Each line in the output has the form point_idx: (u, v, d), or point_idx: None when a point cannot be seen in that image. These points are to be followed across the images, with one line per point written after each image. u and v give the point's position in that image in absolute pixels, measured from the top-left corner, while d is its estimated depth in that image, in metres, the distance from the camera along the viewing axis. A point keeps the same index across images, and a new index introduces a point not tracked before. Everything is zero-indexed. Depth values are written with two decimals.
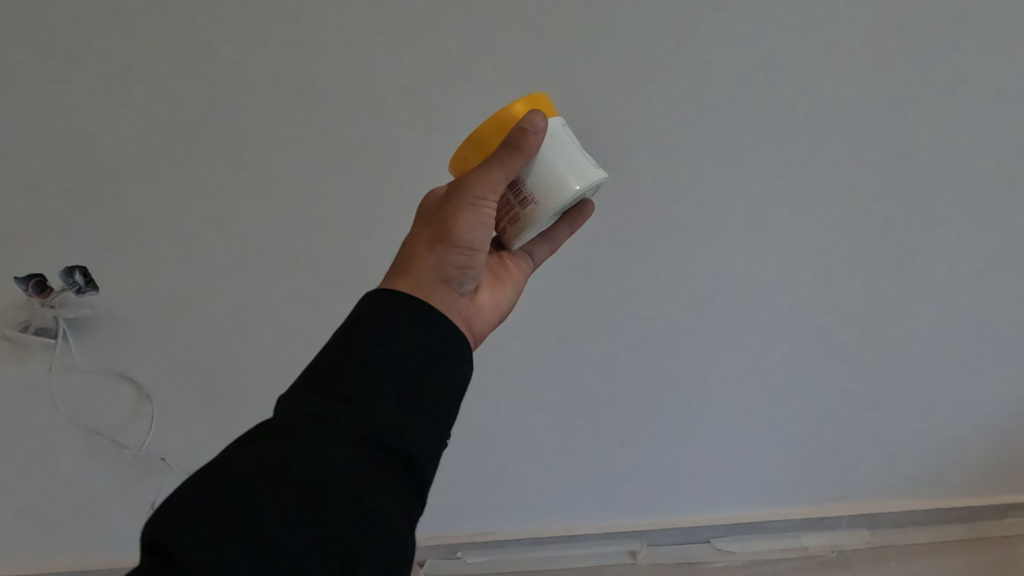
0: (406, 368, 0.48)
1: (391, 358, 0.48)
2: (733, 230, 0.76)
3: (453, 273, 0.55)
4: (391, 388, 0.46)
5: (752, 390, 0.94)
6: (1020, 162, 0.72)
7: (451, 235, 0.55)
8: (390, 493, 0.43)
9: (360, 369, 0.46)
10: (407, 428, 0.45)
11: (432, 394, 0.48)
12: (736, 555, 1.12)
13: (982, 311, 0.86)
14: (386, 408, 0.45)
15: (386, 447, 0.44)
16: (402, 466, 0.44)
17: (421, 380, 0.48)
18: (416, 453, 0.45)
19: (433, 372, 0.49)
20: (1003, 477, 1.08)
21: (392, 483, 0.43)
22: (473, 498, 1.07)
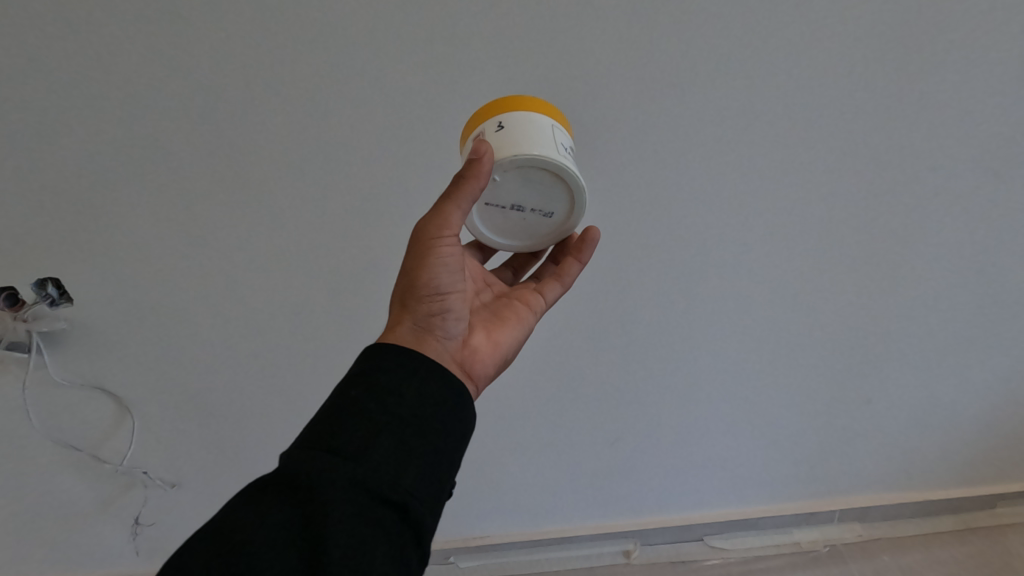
0: (403, 413, 0.41)
1: (390, 405, 0.41)
2: (701, 229, 0.74)
3: (432, 322, 0.50)
4: (385, 435, 0.39)
5: (739, 384, 0.92)
6: (998, 166, 0.72)
7: (418, 285, 0.49)
8: (387, 548, 0.36)
9: (346, 417, 0.39)
10: (403, 473, 0.38)
11: (428, 435, 0.41)
12: (729, 552, 1.08)
13: (964, 304, 0.85)
14: (388, 458, 0.38)
15: (381, 496, 0.37)
16: (401, 519, 0.37)
17: (416, 420, 0.41)
18: (415, 502, 0.38)
19: (426, 411, 0.42)
20: (993, 465, 1.06)
21: (392, 537, 0.36)
22: (463, 504, 1.03)
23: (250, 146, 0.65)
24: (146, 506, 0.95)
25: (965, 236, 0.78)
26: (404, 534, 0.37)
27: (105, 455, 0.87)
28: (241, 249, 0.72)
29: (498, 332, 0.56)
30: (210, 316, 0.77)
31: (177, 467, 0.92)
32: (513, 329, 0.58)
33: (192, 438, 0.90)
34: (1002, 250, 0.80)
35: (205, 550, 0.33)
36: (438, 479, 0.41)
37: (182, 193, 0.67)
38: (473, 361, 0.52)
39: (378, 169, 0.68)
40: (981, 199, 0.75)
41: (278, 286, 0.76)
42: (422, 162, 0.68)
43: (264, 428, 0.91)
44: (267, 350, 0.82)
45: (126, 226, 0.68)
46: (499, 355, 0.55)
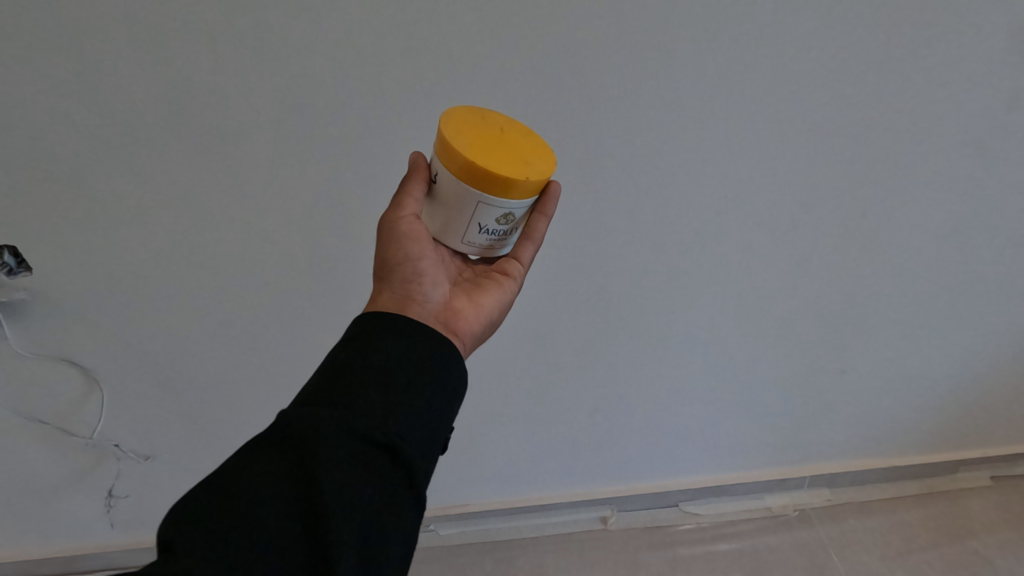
0: (391, 366, 0.41)
1: (376, 361, 0.41)
2: (683, 200, 0.73)
3: (407, 290, 0.51)
4: (372, 387, 0.39)
5: (717, 356, 0.93)
6: (974, 141, 0.72)
7: (389, 257, 0.51)
8: (375, 488, 0.35)
9: (335, 375, 0.40)
10: (391, 419, 0.38)
11: (417, 385, 0.41)
12: (704, 518, 1.10)
13: (936, 276, 0.86)
14: (376, 405, 0.38)
15: (370, 440, 0.36)
16: (391, 463, 0.37)
17: (401, 371, 0.41)
18: (404, 444, 0.37)
19: (414, 364, 0.42)
20: (956, 433, 1.09)
21: (381, 480, 0.36)
22: (443, 475, 1.03)
23: (225, 117, 0.62)
24: (120, 474, 0.94)
25: (939, 210, 0.79)
26: (394, 478, 0.37)
27: (74, 428, 0.85)
28: (217, 221, 0.70)
29: (482, 295, 0.56)
30: (182, 290, 0.75)
31: (150, 438, 0.92)
32: (494, 292, 0.56)
33: (166, 408, 0.89)
34: (976, 225, 0.81)
35: (205, 491, 0.33)
36: (429, 426, 0.40)
37: (150, 164, 0.64)
38: (455, 321, 0.52)
39: (350, 134, 0.65)
40: (957, 175, 0.76)
41: (254, 260, 0.74)
42: (398, 129, 0.65)
43: (240, 398, 0.90)
44: (241, 318, 0.80)
45: (89, 197, 0.65)
46: (483, 317, 0.54)
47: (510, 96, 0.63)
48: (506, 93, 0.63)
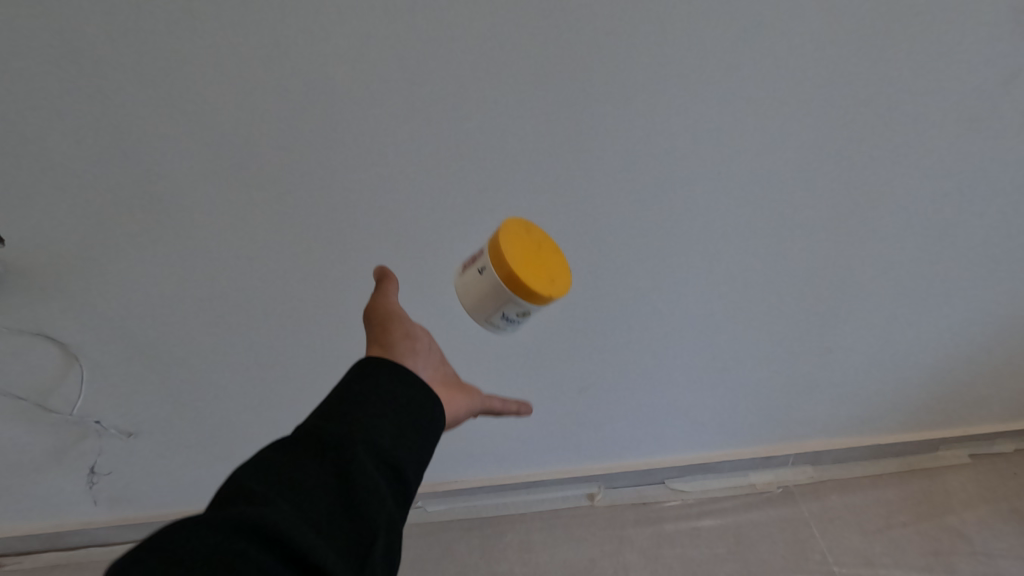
0: (360, 423, 0.44)
1: (344, 423, 0.44)
2: (670, 172, 0.73)
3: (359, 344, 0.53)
4: (342, 440, 0.42)
5: (705, 334, 0.93)
6: (963, 115, 0.72)
7: None
8: (340, 537, 0.38)
9: (305, 437, 0.43)
10: (359, 468, 0.41)
11: (385, 443, 0.44)
12: (689, 494, 1.11)
13: (924, 254, 0.86)
14: (344, 455, 0.41)
15: (338, 491, 0.40)
16: (357, 511, 0.39)
17: (367, 425, 0.44)
18: (371, 491, 0.40)
19: (383, 417, 0.45)
20: (939, 413, 1.09)
21: (345, 528, 0.39)
22: (430, 451, 1.03)
23: (208, 85, 0.60)
24: (102, 451, 0.93)
25: (929, 186, 0.78)
26: (360, 526, 0.39)
27: (53, 404, 0.84)
28: (200, 195, 0.68)
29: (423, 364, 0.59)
30: (163, 266, 0.73)
31: (133, 415, 0.90)
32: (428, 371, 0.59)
33: (148, 385, 0.87)
34: (965, 203, 0.81)
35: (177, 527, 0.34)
36: (393, 478, 0.43)
37: (131, 133, 0.62)
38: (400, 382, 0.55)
39: (332, 101, 0.63)
40: (947, 150, 0.75)
41: (238, 235, 0.72)
42: (380, 95, 0.63)
43: (224, 375, 0.89)
44: (222, 293, 0.78)
45: (69, 166, 0.63)
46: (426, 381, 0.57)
47: (494, 61, 0.62)
48: (490, 57, 0.62)
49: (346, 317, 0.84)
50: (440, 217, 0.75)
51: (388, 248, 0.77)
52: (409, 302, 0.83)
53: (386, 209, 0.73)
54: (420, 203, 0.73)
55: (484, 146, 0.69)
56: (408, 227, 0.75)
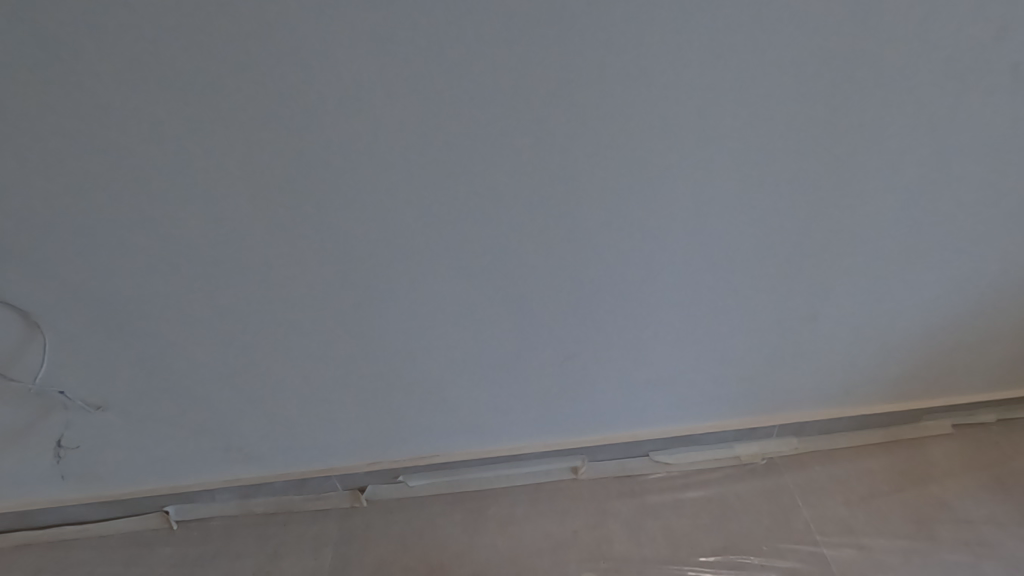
0: None
1: None
2: (649, 127, 0.70)
3: None
4: None
5: (691, 303, 0.90)
6: (948, 65, 0.69)
7: None
8: None
9: None
10: None
11: None
12: (674, 467, 1.10)
13: (913, 217, 0.84)
14: None
15: None
16: None
17: None
18: None
19: None
20: (924, 381, 1.09)
21: None
22: (409, 424, 1.01)
23: (164, 28, 0.60)
24: (71, 424, 0.92)
25: (917, 144, 0.76)
26: None
27: (16, 373, 0.84)
28: (162, 144, 0.67)
29: None
30: (127, 221, 0.73)
31: (102, 387, 0.89)
32: None
33: (114, 355, 0.85)
34: (953, 161, 0.78)
35: None
36: None
37: (91, 78, 0.62)
38: None
39: (289, 44, 0.62)
40: (934, 104, 0.72)
41: (202, 189, 0.71)
42: (339, 39, 0.62)
43: (192, 347, 0.86)
44: (187, 255, 0.77)
45: (31, 112, 0.64)
46: None
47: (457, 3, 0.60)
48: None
49: (319, 284, 0.81)
50: (413, 177, 0.72)
51: (360, 210, 0.74)
52: (384, 267, 0.80)
53: (356, 168, 0.71)
54: (391, 161, 0.71)
55: (455, 97, 0.66)
56: (379, 187, 0.73)
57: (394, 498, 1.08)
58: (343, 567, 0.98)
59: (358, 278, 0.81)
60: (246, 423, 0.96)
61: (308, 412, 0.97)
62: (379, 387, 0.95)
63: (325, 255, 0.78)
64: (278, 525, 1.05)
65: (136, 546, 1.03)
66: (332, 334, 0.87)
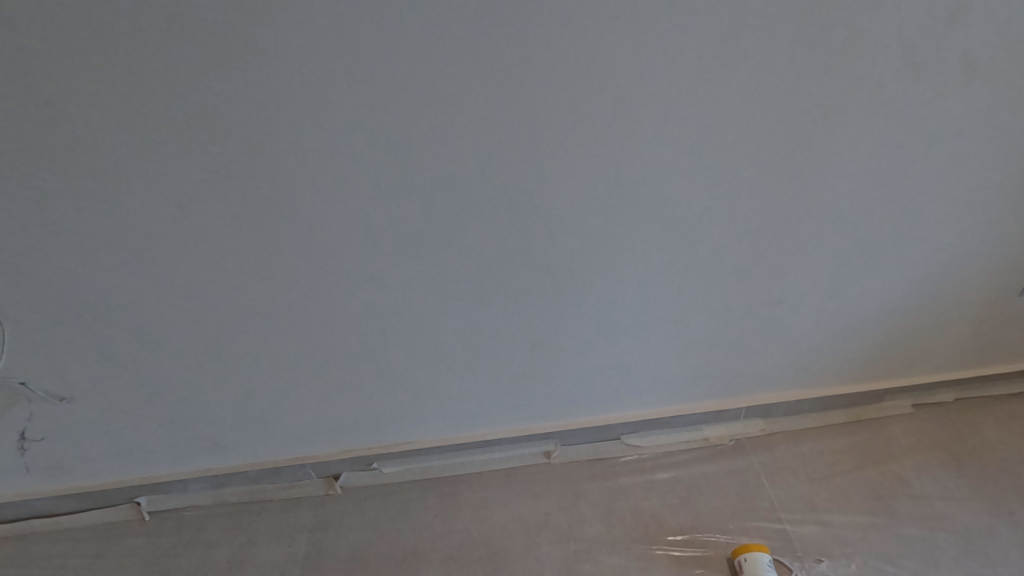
0: None
1: None
2: (613, 113, 0.71)
3: None
4: None
5: (658, 289, 0.91)
6: (904, 51, 0.71)
7: None
8: None
9: None
10: None
11: None
12: (644, 450, 1.13)
13: (874, 202, 0.86)
14: None
15: None
16: None
17: None
18: None
19: None
20: (885, 362, 1.12)
21: None
22: (381, 411, 1.01)
23: (112, 11, 0.58)
24: (35, 416, 0.91)
25: (874, 129, 0.77)
26: None
27: None
28: (116, 131, 0.66)
29: None
30: (85, 210, 0.71)
31: (66, 378, 0.87)
32: None
33: (77, 345, 0.84)
34: (910, 146, 0.80)
35: None
36: None
37: (38, 62, 0.60)
38: None
39: (246, 30, 0.61)
40: (890, 90, 0.74)
41: (161, 176, 0.70)
42: (298, 24, 0.61)
43: (158, 337, 0.85)
44: (149, 243, 0.76)
45: None
46: None
47: None
48: None
49: (286, 273, 0.81)
50: (378, 164, 0.72)
51: (325, 197, 0.74)
52: (351, 255, 0.80)
53: (319, 155, 0.70)
54: (355, 148, 0.70)
55: (418, 84, 0.66)
56: (344, 175, 0.72)
57: (368, 485, 1.09)
58: (316, 553, 0.98)
59: (325, 266, 0.81)
60: (216, 413, 0.96)
61: (279, 401, 0.96)
62: (350, 374, 0.95)
63: (291, 243, 0.78)
64: (252, 514, 1.05)
65: (106, 538, 1.03)
66: (301, 323, 0.87)
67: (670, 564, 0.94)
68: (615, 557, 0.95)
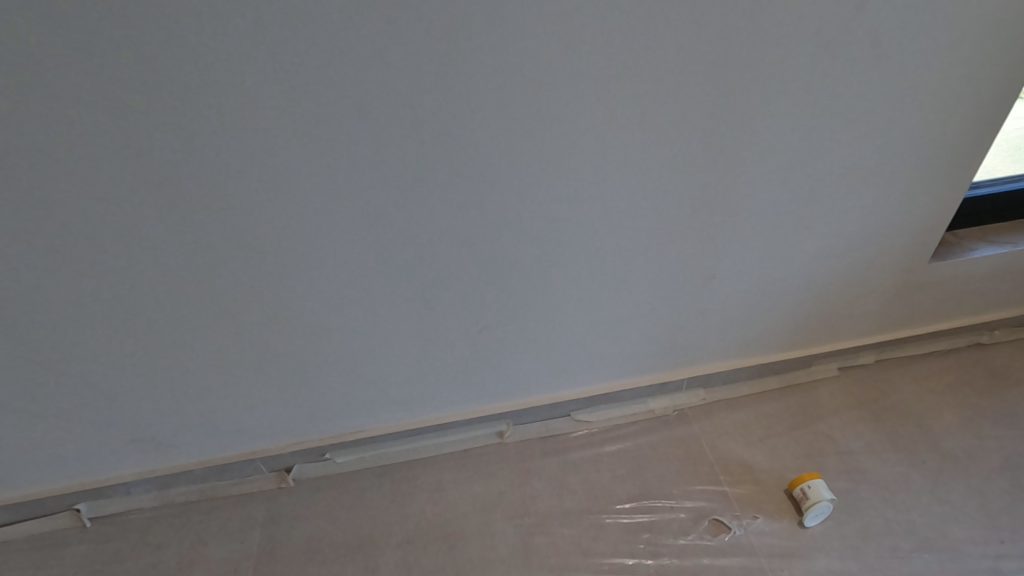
0: None
1: None
2: (548, 98, 0.72)
3: None
4: None
5: (599, 269, 0.94)
6: (818, 35, 0.75)
7: None
8: None
9: None
10: None
11: None
12: (593, 425, 1.16)
13: (798, 179, 0.91)
14: None
15: None
16: None
17: None
18: None
19: None
20: (812, 330, 1.19)
21: None
22: (331, 401, 1.01)
23: None
24: None
25: (795, 110, 0.82)
26: None
27: None
28: (28, 124, 0.62)
29: None
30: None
31: None
32: None
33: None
34: (827, 126, 0.85)
35: None
36: None
37: None
38: None
39: (169, 17, 0.59)
40: (807, 72, 0.78)
41: (80, 170, 0.67)
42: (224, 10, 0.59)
43: (89, 338, 0.82)
44: (72, 241, 0.72)
45: None
46: None
47: None
48: None
49: (223, 266, 0.79)
50: (314, 152, 0.71)
51: (259, 187, 0.72)
52: (292, 246, 0.79)
53: (252, 144, 0.69)
54: (289, 137, 0.69)
55: (352, 71, 0.65)
56: (280, 164, 0.71)
57: (321, 476, 1.08)
58: (270, 548, 0.98)
59: (264, 257, 0.79)
60: (155, 412, 0.93)
61: (223, 396, 0.94)
62: (297, 366, 0.94)
63: (226, 236, 0.76)
64: (200, 513, 1.03)
65: (45, 549, 0.98)
66: (242, 317, 0.85)
67: (619, 532, 0.98)
68: (567, 528, 0.99)
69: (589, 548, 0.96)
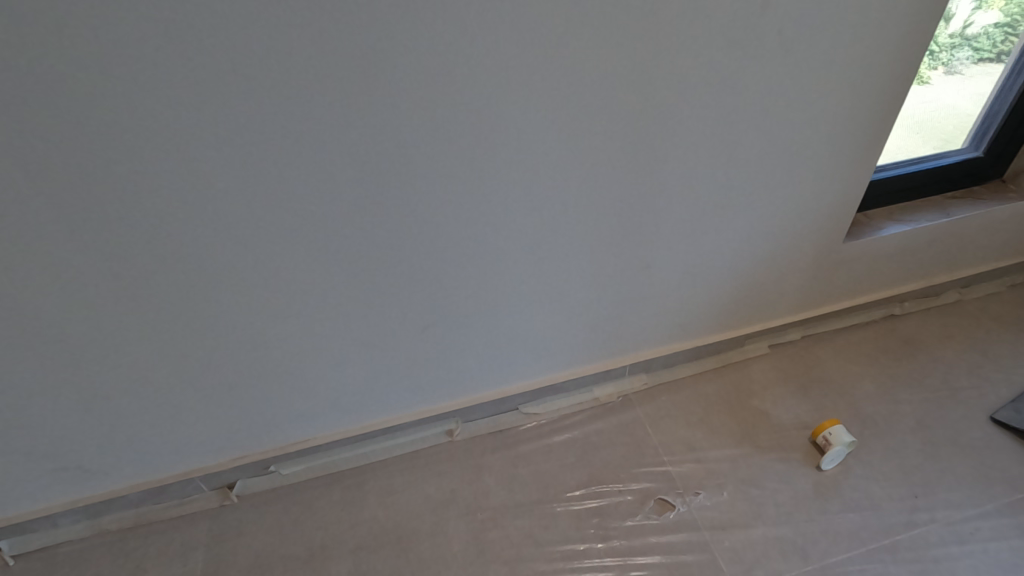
0: None
1: None
2: (473, 93, 0.73)
3: None
4: None
5: (538, 263, 0.95)
6: (727, 28, 0.79)
7: None
8: None
9: None
10: None
11: None
12: (541, 416, 1.18)
13: (720, 168, 0.95)
14: None
15: None
16: None
17: None
18: None
19: None
20: (743, 310, 1.25)
21: None
22: (272, 411, 0.98)
23: None
24: None
25: (712, 100, 0.85)
26: None
27: None
28: None
29: None
30: None
31: None
32: None
33: None
34: (744, 116, 0.89)
35: None
36: None
37: None
38: None
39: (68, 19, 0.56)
40: (721, 63, 0.82)
41: None
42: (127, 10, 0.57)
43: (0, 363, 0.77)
44: None
45: None
46: None
47: None
48: None
49: (146, 280, 0.75)
50: (236, 155, 0.69)
51: (179, 195, 0.70)
52: (219, 254, 0.76)
53: (167, 149, 0.66)
54: (208, 141, 0.67)
55: (269, 70, 0.64)
56: (200, 171, 0.68)
57: (266, 489, 1.05)
58: (215, 568, 0.94)
59: (189, 267, 0.76)
60: (80, 437, 0.88)
61: (154, 415, 0.90)
62: (233, 378, 0.90)
63: (147, 247, 0.72)
64: (137, 538, 0.98)
65: None
66: (169, 331, 0.81)
67: (569, 518, 1.01)
68: (518, 519, 1.00)
69: (541, 536, 0.98)
